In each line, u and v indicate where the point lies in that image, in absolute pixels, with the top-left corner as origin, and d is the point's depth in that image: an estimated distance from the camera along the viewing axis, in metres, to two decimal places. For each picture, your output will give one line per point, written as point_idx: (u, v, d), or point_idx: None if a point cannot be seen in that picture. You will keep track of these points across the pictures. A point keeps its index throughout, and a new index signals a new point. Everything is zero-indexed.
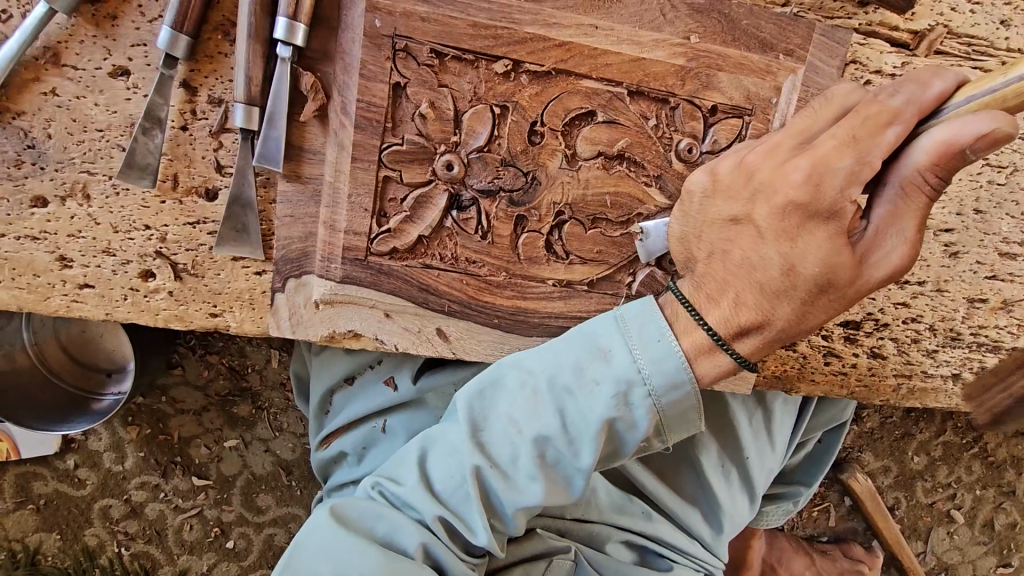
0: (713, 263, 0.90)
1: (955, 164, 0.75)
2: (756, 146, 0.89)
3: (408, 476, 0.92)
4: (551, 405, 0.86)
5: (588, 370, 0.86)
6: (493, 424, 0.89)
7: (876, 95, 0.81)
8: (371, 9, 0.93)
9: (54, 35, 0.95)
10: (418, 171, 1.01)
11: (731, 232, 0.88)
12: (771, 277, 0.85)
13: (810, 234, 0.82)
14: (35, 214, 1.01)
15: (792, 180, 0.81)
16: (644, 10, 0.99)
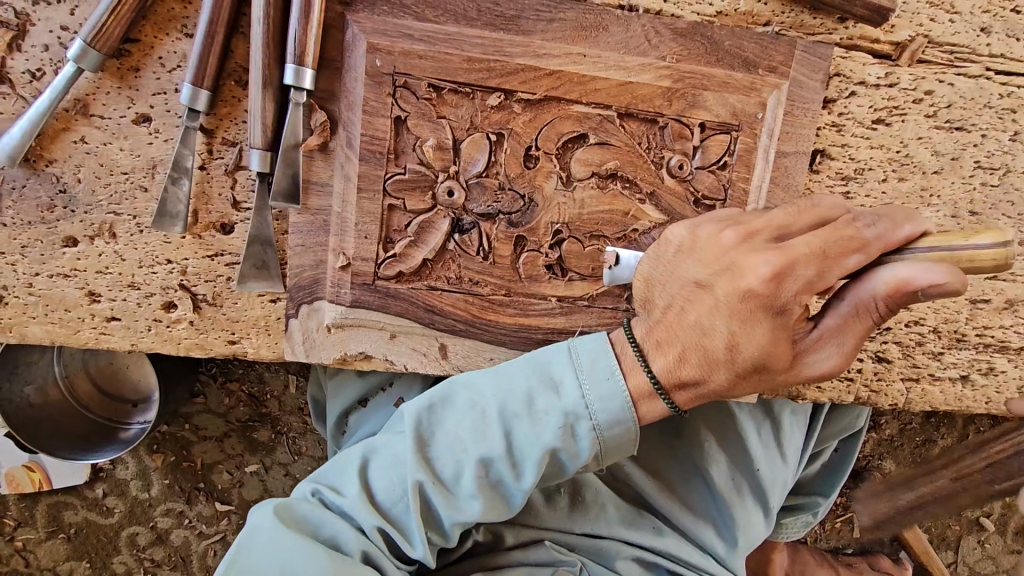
0: (668, 315, 0.90)
1: (905, 300, 0.78)
2: (735, 224, 0.88)
3: (352, 484, 0.93)
4: (498, 428, 0.89)
5: (538, 399, 0.89)
6: (439, 439, 0.91)
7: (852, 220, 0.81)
8: (372, 50, 1.00)
9: (83, 89, 1.03)
10: (420, 199, 1.06)
11: (693, 294, 0.87)
12: (714, 348, 0.85)
13: (756, 324, 0.82)
14: (66, 253, 1.08)
15: (758, 272, 0.80)
16: (629, 37, 1.04)
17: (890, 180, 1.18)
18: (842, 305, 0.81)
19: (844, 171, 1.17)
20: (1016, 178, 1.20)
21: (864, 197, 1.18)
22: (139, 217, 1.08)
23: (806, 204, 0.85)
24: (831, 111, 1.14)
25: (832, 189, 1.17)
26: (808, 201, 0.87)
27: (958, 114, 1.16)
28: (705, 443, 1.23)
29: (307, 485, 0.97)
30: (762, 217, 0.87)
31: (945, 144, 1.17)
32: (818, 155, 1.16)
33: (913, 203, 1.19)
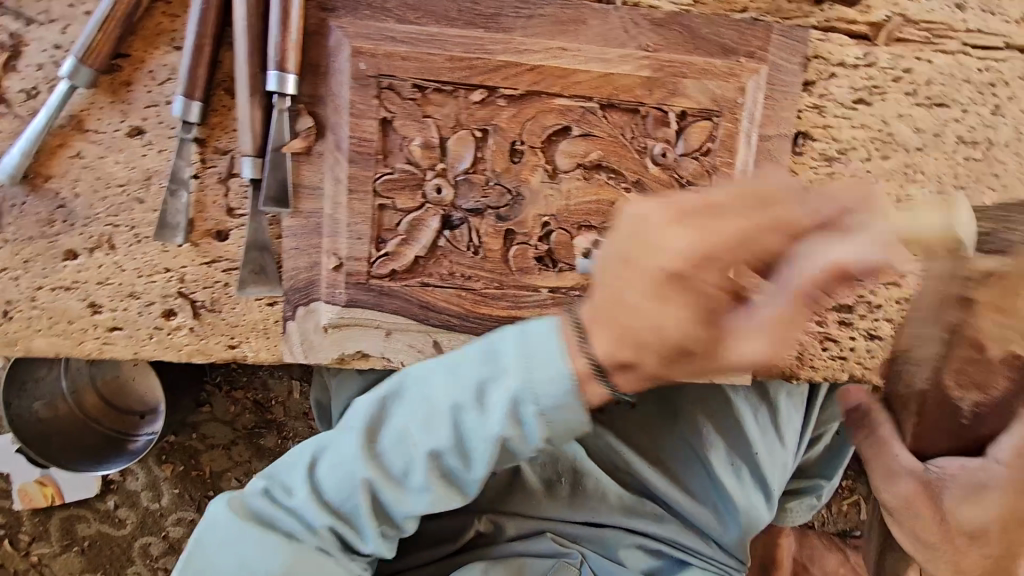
0: (608, 295, 0.78)
1: (835, 284, 0.72)
2: (679, 198, 0.76)
3: (301, 482, 0.94)
4: (445, 421, 0.87)
5: (483, 390, 0.85)
6: (389, 433, 0.90)
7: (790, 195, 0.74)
8: (356, 53, 1.02)
9: (77, 106, 1.05)
10: (410, 198, 1.08)
11: (626, 268, 0.77)
12: (643, 335, 0.76)
13: (678, 303, 0.73)
14: (67, 267, 1.10)
15: (679, 247, 0.71)
16: (608, 29, 1.06)
17: (873, 159, 1.19)
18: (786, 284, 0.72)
19: (827, 152, 1.18)
20: (999, 151, 1.21)
21: (849, 176, 1.19)
22: (137, 228, 1.10)
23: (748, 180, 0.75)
24: (811, 93, 1.16)
25: (816, 170, 1.18)
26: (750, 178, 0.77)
27: (938, 90, 1.18)
28: (703, 428, 1.24)
29: (258, 480, 0.97)
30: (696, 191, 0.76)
31: (927, 121, 1.18)
32: (801, 137, 1.17)
33: (898, 180, 1.20)
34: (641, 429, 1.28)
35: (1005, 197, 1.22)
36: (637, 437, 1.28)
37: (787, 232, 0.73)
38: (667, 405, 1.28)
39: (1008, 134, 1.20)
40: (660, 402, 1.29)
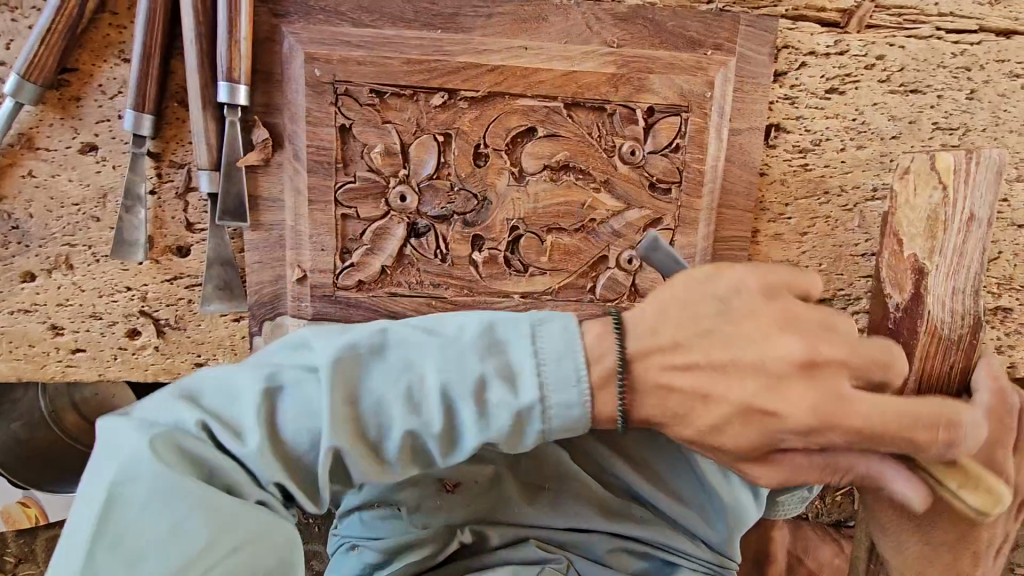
0: (665, 357, 0.64)
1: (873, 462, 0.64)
2: (692, 341, 0.63)
3: (223, 441, 0.57)
4: (260, 465, 0.58)
5: (321, 415, 0.59)
6: (277, 410, 0.59)
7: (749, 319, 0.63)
8: (310, 60, 0.99)
9: (26, 123, 1.02)
10: (373, 206, 1.05)
11: (694, 384, 0.63)
12: (702, 407, 0.63)
13: (710, 408, 0.63)
14: (25, 289, 1.07)
15: (719, 407, 0.62)
16: (570, 25, 1.03)
17: (848, 149, 1.16)
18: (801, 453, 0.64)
19: (801, 143, 1.15)
20: (976, 137, 1.18)
21: (823, 167, 1.17)
22: (95, 246, 1.07)
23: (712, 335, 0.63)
24: (782, 84, 1.13)
25: (789, 163, 1.16)
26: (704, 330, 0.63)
27: (912, 76, 1.15)
28: None
29: (191, 408, 0.59)
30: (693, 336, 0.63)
31: (901, 108, 1.16)
32: (773, 129, 1.14)
33: (874, 169, 1.18)
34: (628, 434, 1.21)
35: None
36: (623, 442, 1.21)
37: (804, 338, 0.62)
38: (656, 408, 1.20)
39: (985, 119, 1.18)
40: None
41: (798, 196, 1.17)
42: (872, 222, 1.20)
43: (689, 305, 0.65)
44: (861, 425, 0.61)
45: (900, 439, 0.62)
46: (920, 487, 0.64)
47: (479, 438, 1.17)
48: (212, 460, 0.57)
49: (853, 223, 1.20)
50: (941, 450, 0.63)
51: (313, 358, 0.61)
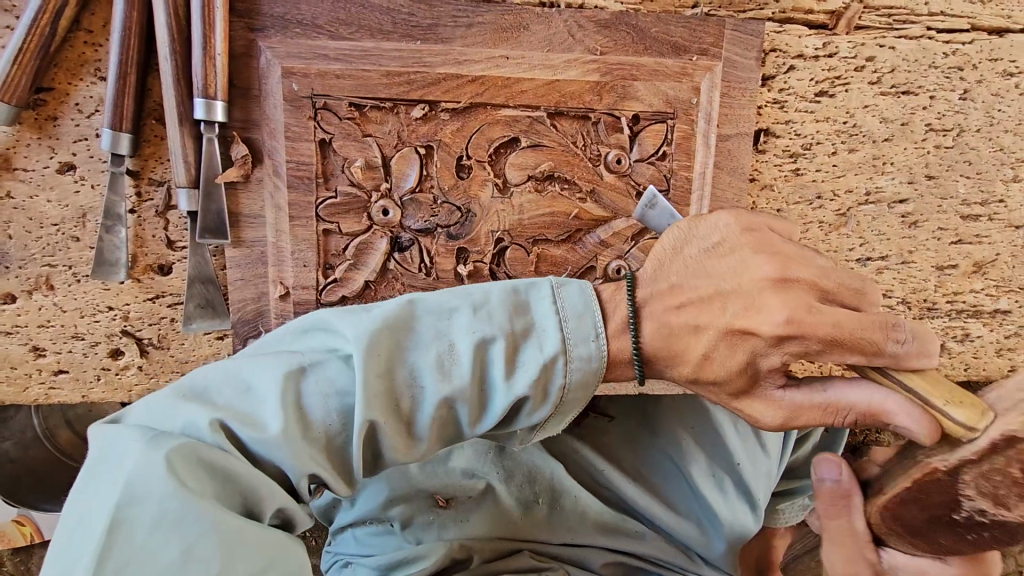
0: (665, 297, 0.80)
1: (876, 415, 0.75)
2: (679, 284, 0.80)
3: (255, 421, 0.67)
4: (275, 426, 0.67)
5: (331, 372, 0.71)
6: (307, 388, 0.70)
7: (731, 252, 0.79)
8: (288, 74, 0.98)
9: (3, 143, 1.00)
10: (355, 221, 1.04)
11: (690, 313, 0.78)
12: (695, 329, 0.77)
13: (701, 331, 0.77)
14: (6, 310, 1.06)
15: (701, 334, 0.77)
16: (552, 34, 1.02)
17: (839, 152, 1.14)
18: (805, 392, 0.76)
19: (791, 148, 1.13)
20: (971, 138, 1.16)
21: (814, 171, 1.15)
22: (75, 267, 1.06)
23: (705, 268, 0.79)
24: (771, 88, 1.11)
25: (780, 168, 1.14)
26: (698, 275, 0.79)
27: (903, 77, 1.13)
28: (683, 440, 1.19)
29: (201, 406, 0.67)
30: (679, 280, 0.80)
31: (893, 110, 1.14)
32: (762, 134, 1.12)
33: (866, 172, 1.15)
34: (622, 442, 1.24)
35: (979, 184, 1.18)
36: (618, 451, 1.23)
37: (778, 263, 0.75)
38: (648, 418, 1.25)
39: (979, 119, 1.15)
40: (639, 415, 1.27)
41: (790, 201, 1.15)
42: (866, 227, 1.18)
43: (684, 255, 0.82)
44: (815, 337, 0.72)
45: (860, 345, 0.72)
46: (922, 414, 0.71)
47: (473, 452, 1.12)
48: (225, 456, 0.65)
49: (846, 228, 1.17)
50: (895, 358, 0.72)
51: (335, 341, 0.73)
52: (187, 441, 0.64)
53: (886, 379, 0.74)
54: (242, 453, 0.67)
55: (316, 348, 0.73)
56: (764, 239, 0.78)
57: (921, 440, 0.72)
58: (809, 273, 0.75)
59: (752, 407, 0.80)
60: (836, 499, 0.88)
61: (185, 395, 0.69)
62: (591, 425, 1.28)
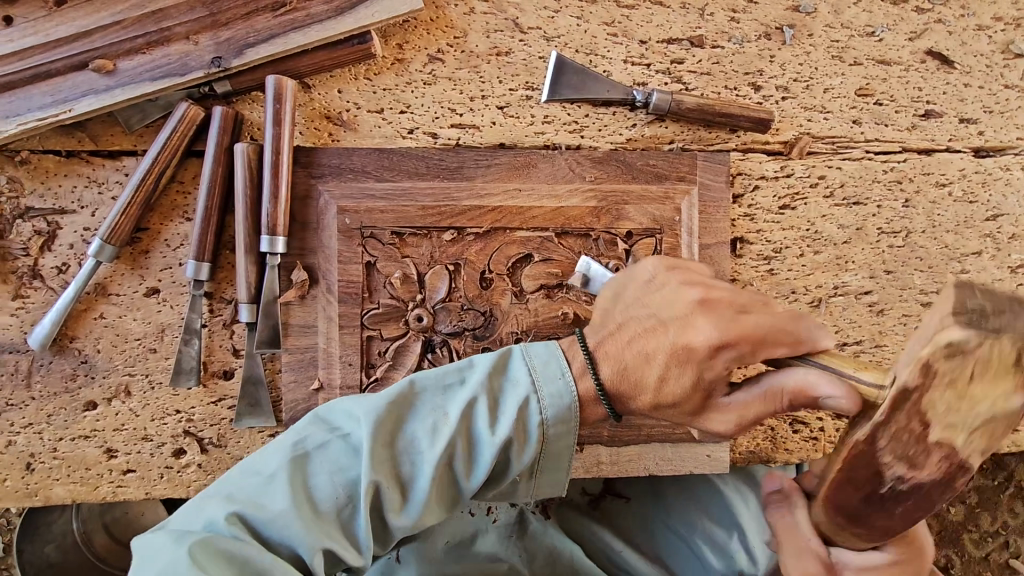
0: (617, 331, 0.98)
1: (808, 400, 0.87)
2: (626, 320, 0.98)
3: (276, 504, 0.85)
4: (286, 504, 0.85)
5: (334, 451, 0.90)
6: (318, 466, 0.89)
7: (661, 286, 0.98)
8: (342, 211, 1.19)
9: (102, 275, 1.21)
10: (395, 327, 1.21)
11: (638, 338, 0.95)
12: (641, 348, 0.94)
13: (653, 360, 0.93)
14: (87, 416, 1.21)
15: (653, 363, 0.93)
16: (556, 170, 1.24)
17: (806, 254, 1.33)
18: (744, 389, 0.92)
19: (764, 252, 1.32)
20: (918, 237, 1.35)
21: (786, 271, 1.33)
22: (151, 375, 1.22)
23: (646, 302, 0.98)
24: (741, 205, 1.32)
25: (756, 268, 1.32)
26: (641, 307, 0.98)
27: (852, 191, 1.34)
28: (695, 518, 1.30)
29: (230, 502, 0.86)
30: (625, 315, 0.99)
31: (847, 217, 1.34)
32: (738, 242, 1.32)
33: (832, 270, 1.34)
34: (638, 523, 1.35)
35: (933, 276, 1.36)
36: (635, 535, 1.34)
37: (700, 289, 0.95)
38: (660, 499, 1.36)
39: (923, 222, 1.35)
40: (652, 496, 1.37)
41: (768, 296, 1.32)
42: (838, 315, 1.34)
43: (626, 297, 1.02)
44: (740, 339, 0.88)
45: (785, 335, 0.88)
46: (843, 384, 0.82)
47: (496, 537, 1.24)
48: (242, 546, 0.82)
49: (821, 317, 1.34)
50: (813, 346, 0.88)
51: (335, 424, 0.93)
52: (209, 537, 0.82)
53: (807, 363, 0.88)
54: (262, 533, 0.85)
55: (319, 431, 0.93)
56: (686, 273, 1.00)
57: (847, 405, 0.81)
58: (725, 293, 0.95)
59: (700, 419, 0.96)
60: (783, 501, 0.99)
61: (217, 495, 0.88)
62: (609, 508, 1.39)
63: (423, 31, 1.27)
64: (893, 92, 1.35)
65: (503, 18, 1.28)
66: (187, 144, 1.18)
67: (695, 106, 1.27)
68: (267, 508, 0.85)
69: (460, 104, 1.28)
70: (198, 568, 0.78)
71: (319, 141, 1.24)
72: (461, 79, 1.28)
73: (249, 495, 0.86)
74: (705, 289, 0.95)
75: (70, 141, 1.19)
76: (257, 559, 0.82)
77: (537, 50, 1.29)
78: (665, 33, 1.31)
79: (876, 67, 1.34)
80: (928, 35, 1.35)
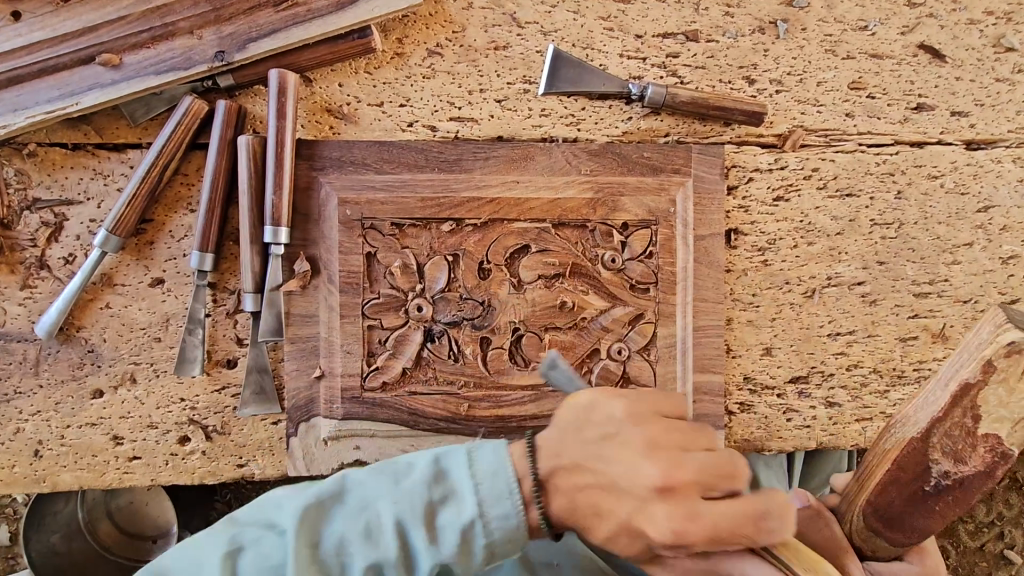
0: (580, 493, 0.91)
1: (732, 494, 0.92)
2: (604, 517, 0.90)
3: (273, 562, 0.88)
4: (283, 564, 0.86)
5: (341, 519, 0.89)
6: (322, 530, 0.89)
7: (580, 427, 0.93)
8: (343, 203, 1.22)
9: (108, 266, 1.23)
10: (395, 316, 1.24)
11: (593, 488, 0.90)
12: (616, 499, 0.89)
13: (631, 504, 0.88)
14: (94, 404, 1.24)
15: (637, 499, 0.88)
16: (553, 162, 1.26)
17: (800, 246, 1.35)
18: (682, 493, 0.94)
19: (758, 243, 1.35)
20: (910, 229, 1.37)
21: (780, 262, 1.35)
22: (156, 364, 1.25)
23: (572, 461, 0.91)
24: (735, 196, 1.34)
25: (750, 259, 1.34)
26: (588, 486, 0.90)
27: (845, 183, 1.36)
28: None
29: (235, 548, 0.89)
30: (602, 506, 0.90)
31: (840, 209, 1.36)
32: (732, 233, 1.34)
33: (825, 261, 1.36)
34: None
35: (925, 267, 1.38)
36: None
37: (638, 406, 0.93)
38: None
39: (915, 214, 1.37)
40: None
41: (762, 286, 1.35)
42: (832, 305, 1.36)
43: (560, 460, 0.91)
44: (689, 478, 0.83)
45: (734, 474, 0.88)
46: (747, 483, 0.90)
47: None
48: None
49: (814, 307, 1.36)
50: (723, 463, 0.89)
51: (352, 492, 0.91)
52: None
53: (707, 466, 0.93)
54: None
55: (333, 497, 0.91)
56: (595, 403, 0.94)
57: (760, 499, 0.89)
58: (640, 407, 0.93)
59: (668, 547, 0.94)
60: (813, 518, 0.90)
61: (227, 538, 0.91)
62: None
63: (422, 25, 1.29)
64: (886, 86, 1.37)
65: (501, 13, 1.31)
66: (191, 137, 1.21)
67: (690, 99, 1.29)
68: (265, 566, 0.88)
69: (458, 98, 1.30)
70: None
71: (321, 134, 1.27)
72: (459, 73, 1.30)
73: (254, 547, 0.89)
74: (643, 402, 0.94)
75: (77, 134, 1.21)
76: None
77: (535, 44, 1.31)
78: (660, 27, 1.33)
79: (869, 61, 1.36)
80: (920, 29, 1.37)
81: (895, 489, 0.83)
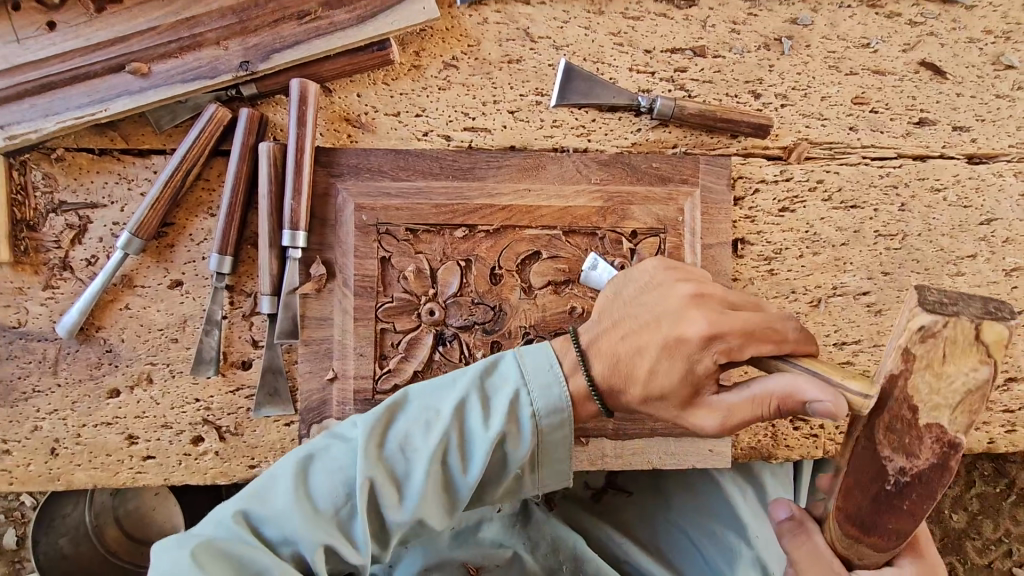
0: (613, 344, 1.01)
1: (793, 404, 0.88)
2: (634, 358, 0.98)
3: (279, 502, 0.92)
4: (286, 503, 0.91)
5: (334, 454, 0.96)
6: (319, 468, 0.95)
7: (649, 292, 1.02)
8: (359, 209, 1.25)
9: (128, 268, 1.26)
10: (408, 320, 1.26)
11: (631, 337, 0.99)
12: (648, 343, 0.97)
13: (659, 353, 0.96)
14: (110, 404, 1.26)
15: (651, 349, 0.96)
16: (564, 171, 1.30)
17: (806, 256, 1.38)
18: (733, 392, 0.93)
19: (764, 253, 1.37)
20: (914, 240, 1.40)
21: (786, 271, 1.37)
22: (172, 364, 1.27)
23: (637, 314, 1.00)
24: (741, 206, 1.37)
25: (757, 268, 1.37)
26: (639, 337, 0.99)
27: (849, 195, 1.39)
28: (695, 513, 1.34)
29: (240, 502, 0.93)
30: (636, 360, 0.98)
31: (845, 220, 1.39)
32: (739, 242, 1.37)
33: (830, 271, 1.38)
34: (640, 517, 1.38)
35: (929, 278, 1.40)
36: (636, 527, 1.37)
37: (695, 285, 1.00)
38: (661, 494, 1.39)
39: (918, 226, 1.40)
40: (653, 490, 1.40)
41: (769, 295, 1.37)
42: (837, 315, 1.38)
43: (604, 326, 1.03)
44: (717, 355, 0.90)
45: (773, 331, 0.92)
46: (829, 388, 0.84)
47: (501, 525, 1.29)
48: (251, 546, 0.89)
49: (820, 316, 1.38)
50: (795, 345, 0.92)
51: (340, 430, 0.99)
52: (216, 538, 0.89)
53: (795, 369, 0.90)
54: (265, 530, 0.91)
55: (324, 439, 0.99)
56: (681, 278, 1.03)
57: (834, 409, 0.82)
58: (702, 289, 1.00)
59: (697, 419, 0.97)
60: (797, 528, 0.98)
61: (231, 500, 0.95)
62: (610, 502, 1.41)
63: (438, 40, 1.33)
64: (889, 101, 1.40)
65: (515, 28, 1.35)
66: (214, 143, 1.24)
67: (698, 112, 1.32)
68: (272, 507, 0.92)
69: (472, 109, 1.34)
70: (203, 565, 0.85)
71: (339, 142, 1.31)
72: (474, 85, 1.34)
73: (257, 494, 0.94)
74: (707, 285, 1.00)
75: (103, 140, 1.25)
76: (260, 557, 0.88)
77: (547, 58, 1.35)
78: (668, 43, 1.37)
79: (871, 77, 1.40)
80: (921, 46, 1.41)
81: (860, 494, 0.88)
